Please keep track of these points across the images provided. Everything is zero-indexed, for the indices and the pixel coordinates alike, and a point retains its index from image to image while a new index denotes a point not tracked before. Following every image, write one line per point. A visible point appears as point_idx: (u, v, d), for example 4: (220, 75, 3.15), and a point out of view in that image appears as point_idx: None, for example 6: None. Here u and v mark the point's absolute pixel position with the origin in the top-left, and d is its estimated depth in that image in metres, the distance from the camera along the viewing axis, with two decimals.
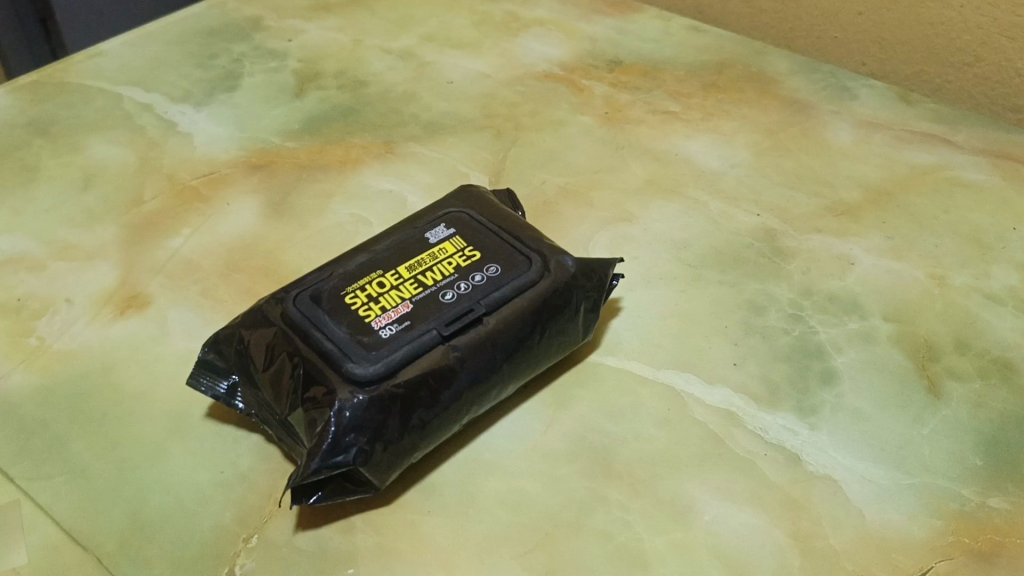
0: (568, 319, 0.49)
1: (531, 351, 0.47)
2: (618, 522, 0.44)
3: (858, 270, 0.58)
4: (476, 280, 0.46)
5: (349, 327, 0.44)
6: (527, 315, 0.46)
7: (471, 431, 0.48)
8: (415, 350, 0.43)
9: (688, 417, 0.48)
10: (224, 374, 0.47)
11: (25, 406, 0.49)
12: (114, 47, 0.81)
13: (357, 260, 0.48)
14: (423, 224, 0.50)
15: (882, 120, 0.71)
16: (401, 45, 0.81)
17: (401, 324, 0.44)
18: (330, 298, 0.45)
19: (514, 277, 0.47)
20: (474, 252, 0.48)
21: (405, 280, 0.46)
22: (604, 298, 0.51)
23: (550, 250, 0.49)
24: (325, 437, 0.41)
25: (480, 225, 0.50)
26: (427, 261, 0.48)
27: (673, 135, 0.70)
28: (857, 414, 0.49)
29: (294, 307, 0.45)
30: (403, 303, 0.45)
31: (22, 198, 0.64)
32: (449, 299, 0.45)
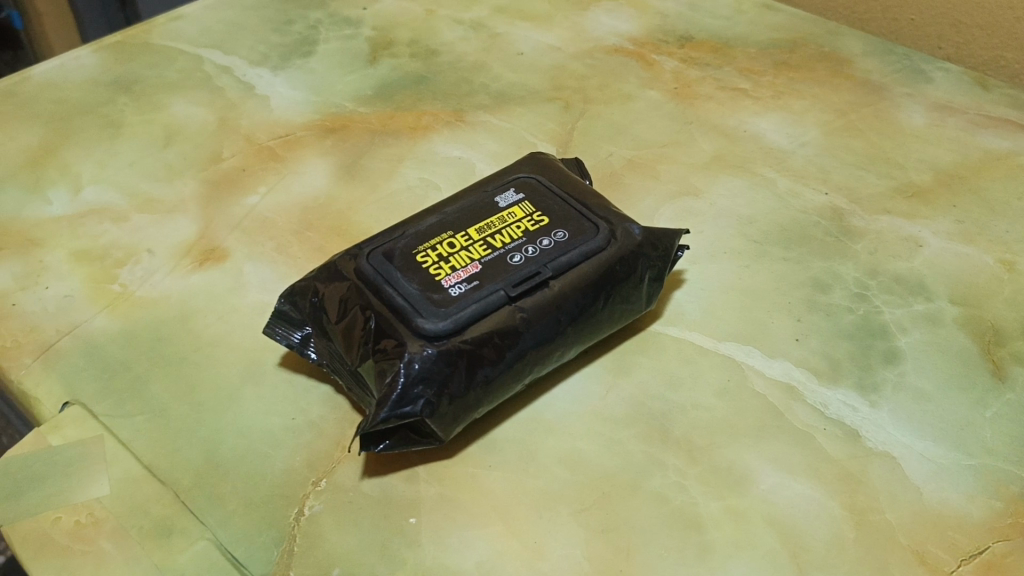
0: (632, 288, 0.49)
1: (594, 316, 0.48)
2: (674, 486, 0.45)
3: (926, 252, 0.57)
4: (544, 245, 0.47)
5: (419, 284, 0.45)
6: (592, 281, 0.47)
7: (533, 391, 0.49)
8: (483, 308, 0.44)
9: (747, 389, 0.49)
10: (298, 325, 0.49)
11: (109, 348, 0.51)
12: (195, 10, 0.83)
13: (429, 221, 0.49)
14: (493, 188, 0.51)
15: (957, 104, 0.70)
16: (473, 16, 0.82)
17: (470, 283, 0.45)
18: (401, 256, 0.46)
19: (581, 243, 0.48)
20: (543, 217, 0.49)
21: (475, 242, 0.47)
22: (668, 268, 0.52)
23: (617, 218, 0.50)
24: (394, 388, 0.43)
25: (549, 191, 0.51)
26: (496, 223, 0.49)
27: (742, 113, 0.70)
28: (919, 394, 0.49)
29: (367, 263, 0.46)
30: (472, 263, 0.46)
31: (107, 153, 0.66)
32: (517, 261, 0.46)
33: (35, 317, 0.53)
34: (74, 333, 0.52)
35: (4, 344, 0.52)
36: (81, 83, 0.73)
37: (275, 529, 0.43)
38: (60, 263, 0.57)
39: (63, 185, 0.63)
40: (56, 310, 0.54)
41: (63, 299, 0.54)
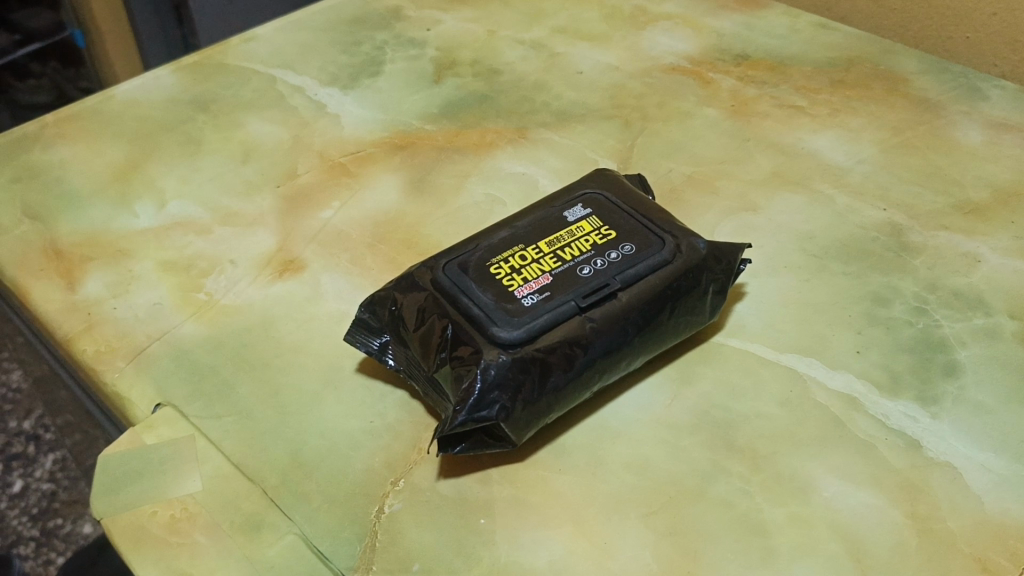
0: (697, 300, 0.51)
1: (660, 327, 0.50)
2: (738, 492, 0.46)
3: (985, 268, 0.58)
4: (612, 258, 0.49)
5: (494, 294, 0.47)
6: (658, 293, 0.49)
7: (599, 398, 0.51)
8: (555, 318, 0.46)
9: (810, 399, 0.50)
10: (377, 333, 0.51)
11: (197, 353, 0.54)
12: (267, 32, 0.87)
13: (501, 234, 0.51)
14: (561, 203, 0.53)
15: (1014, 122, 0.71)
16: (533, 37, 0.85)
17: (542, 294, 0.47)
18: (476, 268, 0.49)
19: (648, 256, 0.50)
20: (610, 231, 0.51)
21: (545, 254, 0.50)
22: (730, 282, 0.53)
23: (682, 232, 0.52)
24: (471, 392, 0.45)
25: (615, 206, 0.53)
26: (565, 236, 0.51)
27: (799, 130, 0.71)
28: (979, 406, 0.50)
29: (444, 274, 0.49)
30: (543, 275, 0.48)
31: (188, 168, 0.70)
32: (587, 273, 0.48)
33: (126, 324, 0.56)
34: (163, 340, 0.55)
35: (99, 348, 0.55)
36: (162, 102, 0.77)
37: (359, 526, 0.45)
38: (148, 272, 0.60)
39: (148, 199, 0.67)
40: (146, 317, 0.57)
41: (153, 306, 0.58)
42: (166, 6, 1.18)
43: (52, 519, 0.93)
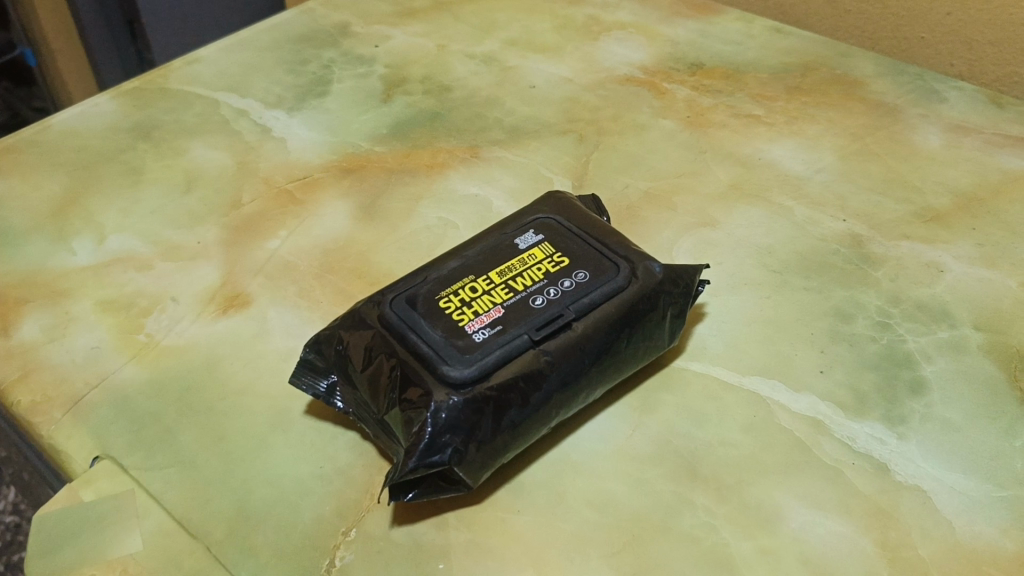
0: (655, 325, 0.49)
1: (618, 355, 0.48)
2: (704, 526, 0.44)
3: (948, 278, 0.57)
4: (566, 286, 0.47)
5: (443, 330, 0.45)
6: (615, 320, 0.47)
7: (559, 432, 0.49)
8: (507, 353, 0.44)
9: (774, 424, 0.49)
10: (324, 373, 0.49)
11: (137, 399, 0.52)
12: (211, 53, 0.84)
13: (450, 265, 0.49)
14: (513, 229, 0.52)
15: (973, 124, 0.70)
16: (485, 50, 0.83)
17: (494, 328, 0.45)
18: (424, 302, 0.47)
19: (602, 283, 0.48)
20: (563, 258, 0.49)
21: (497, 285, 0.48)
22: (690, 303, 0.52)
23: (638, 256, 0.50)
24: (421, 437, 0.43)
25: (568, 231, 0.51)
26: (517, 265, 0.49)
27: (757, 139, 0.70)
28: (946, 424, 0.49)
29: (390, 310, 0.47)
30: (494, 308, 0.46)
31: (130, 200, 0.67)
32: (540, 304, 0.47)
33: (63, 369, 0.54)
34: (102, 385, 0.53)
35: (34, 397, 0.52)
36: (102, 130, 0.74)
37: None
38: (87, 313, 0.58)
39: (87, 234, 0.64)
40: (84, 361, 0.54)
41: (91, 350, 0.55)
42: (116, 20, 1.15)
43: (16, 552, 0.87)
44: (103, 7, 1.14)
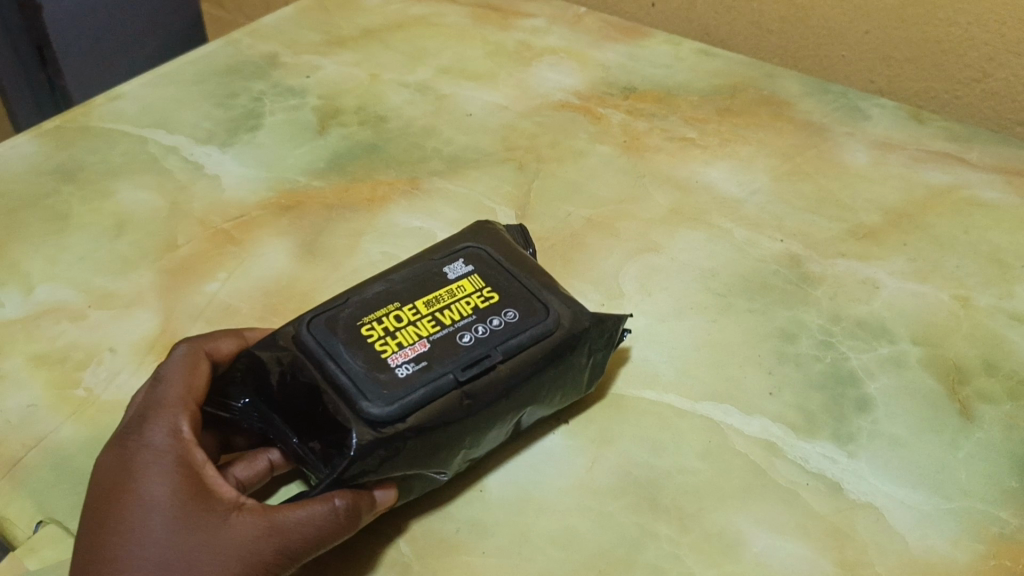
0: (578, 371, 0.49)
1: (538, 396, 0.47)
2: (669, 557, 0.45)
3: (884, 294, 0.59)
4: (494, 325, 0.46)
5: (364, 361, 0.43)
6: (542, 364, 0.46)
7: (518, 471, 0.49)
8: (431, 392, 0.43)
9: (729, 449, 0.50)
10: (238, 395, 0.46)
11: (78, 459, 0.50)
12: (133, 88, 0.82)
13: (374, 289, 0.48)
14: (441, 257, 0.51)
15: (896, 141, 0.73)
16: (418, 79, 0.82)
17: (418, 363, 0.44)
18: (347, 329, 0.45)
19: (531, 325, 0.46)
20: (493, 295, 0.48)
21: (422, 316, 0.46)
22: (612, 350, 0.51)
23: (569, 301, 0.49)
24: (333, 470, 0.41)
25: (498, 266, 0.50)
26: (444, 297, 0.48)
27: (692, 162, 0.71)
28: (893, 439, 0.50)
29: (311, 335, 0.45)
30: (420, 341, 0.45)
31: (56, 246, 0.65)
32: (467, 341, 0.45)
33: None
34: (40, 446, 0.51)
35: None
36: (22, 173, 0.72)
37: None
38: (17, 370, 0.55)
39: (13, 285, 0.61)
40: (18, 422, 0.52)
41: (25, 409, 0.53)
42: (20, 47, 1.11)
43: None
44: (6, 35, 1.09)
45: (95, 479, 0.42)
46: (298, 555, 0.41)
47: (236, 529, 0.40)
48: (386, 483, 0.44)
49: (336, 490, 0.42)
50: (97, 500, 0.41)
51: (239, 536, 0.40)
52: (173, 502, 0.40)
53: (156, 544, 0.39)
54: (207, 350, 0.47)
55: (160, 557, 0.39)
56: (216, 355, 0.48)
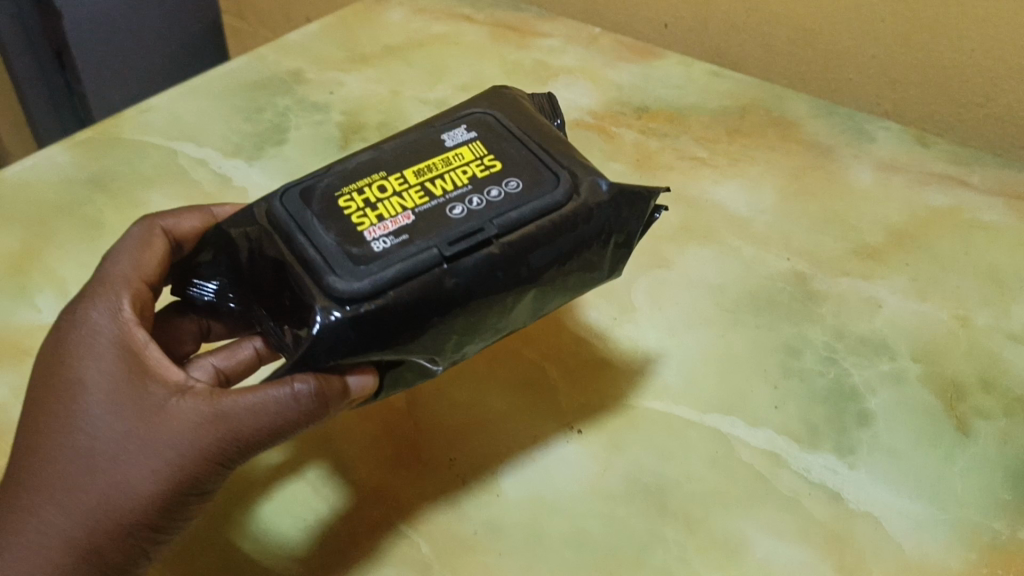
0: (595, 249, 0.46)
1: (546, 274, 0.45)
2: (676, 559, 0.47)
3: (886, 311, 0.61)
4: (491, 196, 0.44)
5: (337, 236, 0.42)
6: (543, 239, 0.44)
7: (532, 476, 0.51)
8: (410, 268, 0.41)
9: (735, 458, 0.52)
10: (209, 279, 0.48)
11: None
12: (162, 101, 0.84)
13: (363, 158, 0.47)
14: (446, 124, 0.48)
15: (901, 163, 0.75)
16: (437, 96, 0.85)
17: (397, 238, 0.42)
18: (323, 202, 0.44)
19: (535, 198, 0.44)
20: (494, 164, 0.46)
21: (411, 187, 0.45)
22: (640, 229, 0.48)
23: (584, 170, 0.46)
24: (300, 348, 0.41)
25: (505, 132, 0.48)
26: (438, 168, 0.46)
27: (703, 181, 0.74)
28: (892, 452, 0.52)
29: (285, 207, 0.44)
30: (403, 214, 0.43)
31: (91, 254, 0.67)
32: (458, 214, 0.43)
33: None
34: None
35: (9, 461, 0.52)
36: (56, 182, 0.74)
37: None
38: None
39: (50, 291, 0.64)
40: None
41: None
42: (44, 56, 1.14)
43: None
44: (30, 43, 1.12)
45: (52, 365, 0.46)
46: (242, 445, 0.44)
47: (174, 413, 0.43)
48: (362, 370, 0.43)
49: (298, 373, 0.42)
50: (50, 386, 0.46)
51: (175, 424, 0.43)
52: (112, 394, 0.44)
53: (98, 431, 0.43)
54: (169, 230, 0.52)
55: (98, 443, 0.43)
56: (176, 231, 0.52)
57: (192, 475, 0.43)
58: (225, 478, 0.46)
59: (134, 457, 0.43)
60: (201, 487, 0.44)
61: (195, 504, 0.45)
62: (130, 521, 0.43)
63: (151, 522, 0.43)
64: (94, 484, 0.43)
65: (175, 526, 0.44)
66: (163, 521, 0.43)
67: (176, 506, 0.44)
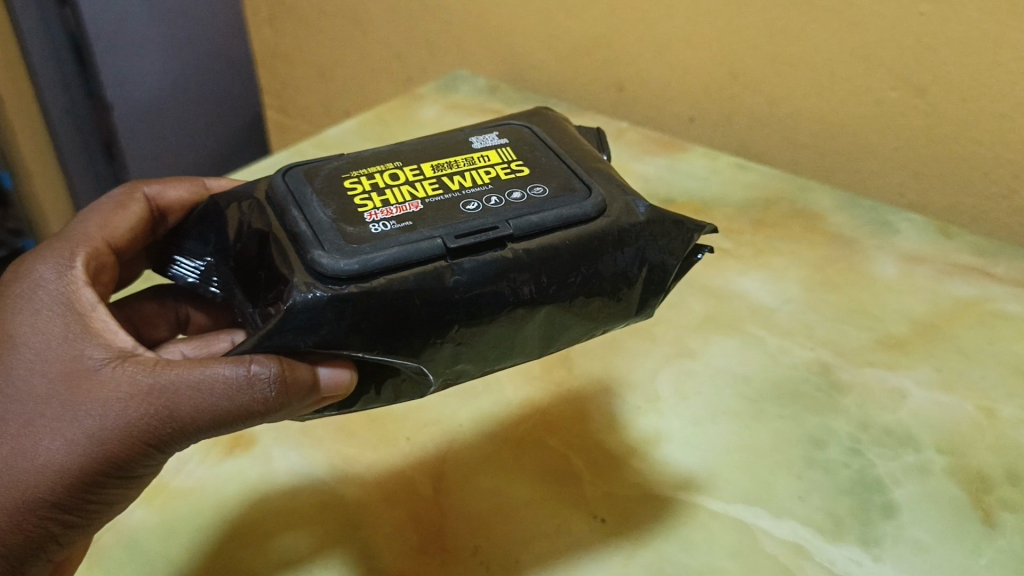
0: (620, 278, 0.46)
1: (562, 295, 0.44)
2: None
3: (911, 402, 0.62)
4: (513, 197, 0.45)
5: (334, 214, 0.43)
6: (563, 250, 0.44)
7: (556, 566, 0.52)
8: (408, 253, 0.41)
9: (759, 550, 0.52)
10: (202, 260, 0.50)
11: (149, 540, 0.54)
12: None
13: (384, 152, 0.49)
14: (480, 133, 0.51)
15: (924, 255, 0.76)
16: None
17: (399, 224, 0.43)
18: (328, 183, 0.45)
19: (562, 207, 0.45)
20: (521, 171, 0.48)
21: (427, 181, 0.46)
22: (676, 267, 0.48)
23: (620, 195, 0.47)
24: (274, 318, 0.40)
25: (542, 147, 0.50)
26: (459, 166, 0.48)
27: (728, 272, 0.75)
28: (917, 544, 0.52)
29: (285, 184, 0.45)
30: (412, 203, 0.44)
31: None
32: (472, 209, 0.44)
33: None
34: (114, 527, 0.54)
35: None
36: None
37: None
38: None
39: None
40: None
41: None
42: (95, 147, 1.19)
43: None
44: (83, 135, 1.17)
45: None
46: (169, 424, 0.43)
47: (106, 380, 0.43)
48: (338, 364, 0.42)
49: (258, 355, 0.41)
50: None
51: (105, 393, 0.43)
52: (47, 357, 0.45)
53: (24, 393, 0.44)
54: (152, 196, 0.56)
55: (23, 400, 0.44)
56: (160, 200, 0.56)
57: (114, 451, 0.43)
58: (153, 461, 0.45)
59: (54, 422, 0.43)
60: (124, 466, 0.44)
61: (116, 479, 0.44)
62: (40, 491, 0.43)
63: (64, 496, 0.43)
64: (9, 446, 0.43)
65: (91, 504, 0.45)
66: (77, 496, 0.44)
67: (94, 481, 0.44)
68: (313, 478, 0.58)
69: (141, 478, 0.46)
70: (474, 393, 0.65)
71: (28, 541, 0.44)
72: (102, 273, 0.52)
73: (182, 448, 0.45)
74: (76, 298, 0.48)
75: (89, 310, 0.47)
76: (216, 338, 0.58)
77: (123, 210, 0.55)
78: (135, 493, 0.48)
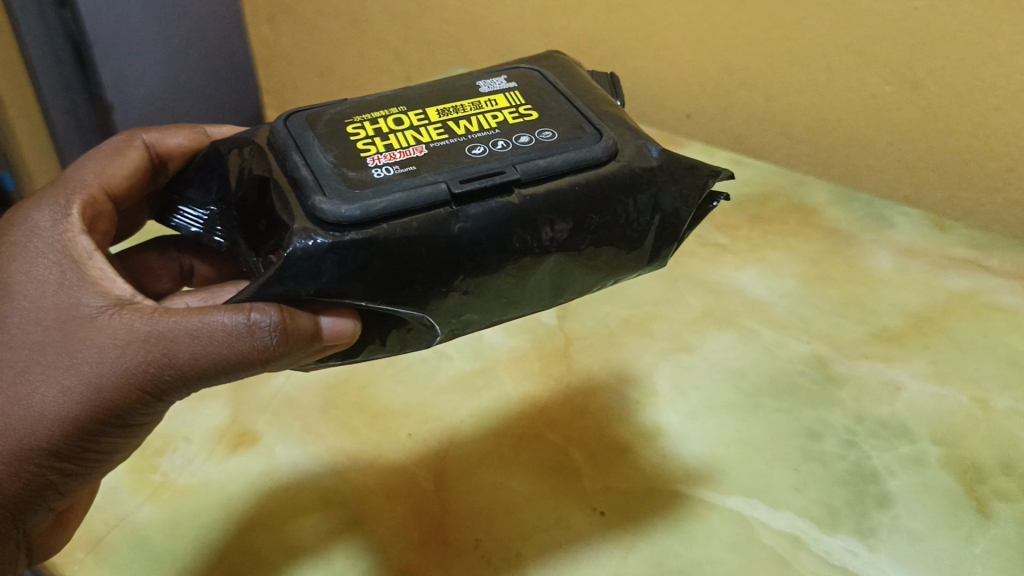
0: (631, 225, 0.46)
1: (571, 244, 0.45)
2: None
3: (906, 394, 0.62)
4: (520, 141, 0.45)
5: (336, 159, 0.43)
6: (570, 198, 0.44)
7: (556, 559, 0.53)
8: (412, 199, 0.41)
9: (756, 541, 0.53)
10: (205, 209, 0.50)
11: (156, 536, 0.54)
12: None
13: (390, 95, 0.49)
14: (489, 75, 0.51)
15: (919, 248, 0.77)
16: None
17: (402, 168, 0.43)
18: (330, 126, 0.45)
19: (570, 150, 0.45)
20: (529, 115, 0.47)
21: (432, 124, 0.46)
22: (688, 214, 0.49)
23: (631, 139, 0.47)
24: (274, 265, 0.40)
25: (552, 91, 0.50)
26: (466, 110, 0.47)
27: (725, 267, 0.76)
28: (912, 534, 0.53)
29: (287, 128, 0.45)
30: (417, 147, 0.44)
31: None
32: (478, 154, 0.44)
33: None
34: (122, 524, 0.55)
35: None
36: None
37: None
38: None
39: None
40: (104, 502, 0.57)
41: (109, 490, 0.57)
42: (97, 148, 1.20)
43: None
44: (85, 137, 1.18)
45: None
46: (167, 370, 0.44)
47: (104, 326, 0.44)
48: (344, 313, 0.43)
49: (257, 303, 0.41)
50: None
51: (102, 339, 0.44)
52: (44, 304, 0.46)
53: (20, 340, 0.45)
54: (152, 143, 0.56)
55: (19, 346, 0.45)
56: (160, 146, 0.56)
57: (112, 397, 0.44)
58: (151, 408, 0.46)
59: (51, 367, 0.44)
60: (122, 412, 0.45)
61: (114, 425, 0.45)
62: (39, 438, 0.44)
63: (62, 443, 0.44)
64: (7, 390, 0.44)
65: (90, 450, 0.46)
66: (76, 441, 0.45)
67: (93, 427, 0.45)
68: (316, 474, 0.59)
69: (139, 425, 0.47)
70: (474, 388, 0.65)
71: (27, 488, 0.45)
72: (98, 221, 0.53)
73: (180, 396, 0.46)
74: (69, 247, 0.48)
75: (85, 258, 0.48)
76: (221, 288, 0.55)
77: (120, 156, 0.55)
78: (133, 441, 0.49)
